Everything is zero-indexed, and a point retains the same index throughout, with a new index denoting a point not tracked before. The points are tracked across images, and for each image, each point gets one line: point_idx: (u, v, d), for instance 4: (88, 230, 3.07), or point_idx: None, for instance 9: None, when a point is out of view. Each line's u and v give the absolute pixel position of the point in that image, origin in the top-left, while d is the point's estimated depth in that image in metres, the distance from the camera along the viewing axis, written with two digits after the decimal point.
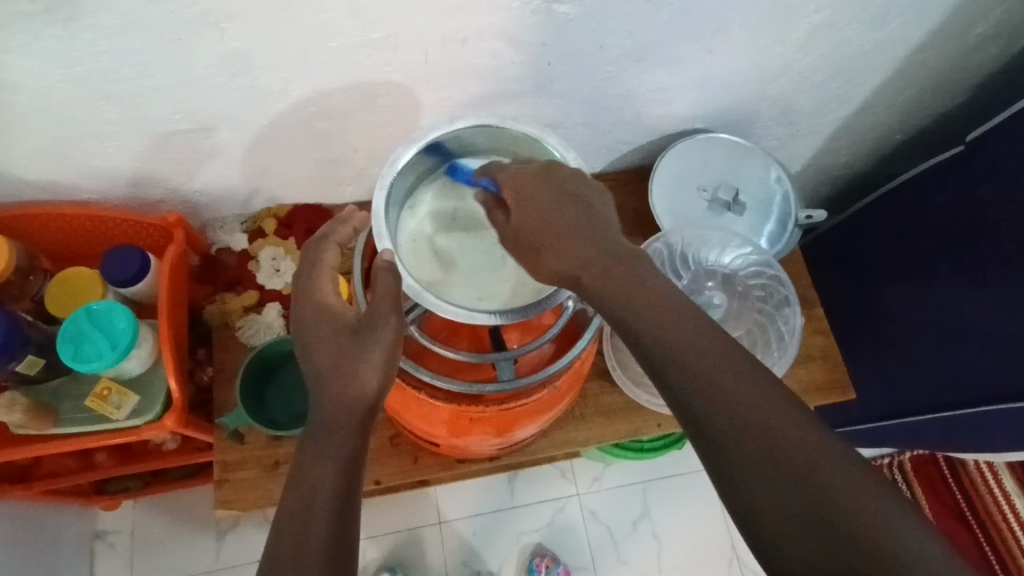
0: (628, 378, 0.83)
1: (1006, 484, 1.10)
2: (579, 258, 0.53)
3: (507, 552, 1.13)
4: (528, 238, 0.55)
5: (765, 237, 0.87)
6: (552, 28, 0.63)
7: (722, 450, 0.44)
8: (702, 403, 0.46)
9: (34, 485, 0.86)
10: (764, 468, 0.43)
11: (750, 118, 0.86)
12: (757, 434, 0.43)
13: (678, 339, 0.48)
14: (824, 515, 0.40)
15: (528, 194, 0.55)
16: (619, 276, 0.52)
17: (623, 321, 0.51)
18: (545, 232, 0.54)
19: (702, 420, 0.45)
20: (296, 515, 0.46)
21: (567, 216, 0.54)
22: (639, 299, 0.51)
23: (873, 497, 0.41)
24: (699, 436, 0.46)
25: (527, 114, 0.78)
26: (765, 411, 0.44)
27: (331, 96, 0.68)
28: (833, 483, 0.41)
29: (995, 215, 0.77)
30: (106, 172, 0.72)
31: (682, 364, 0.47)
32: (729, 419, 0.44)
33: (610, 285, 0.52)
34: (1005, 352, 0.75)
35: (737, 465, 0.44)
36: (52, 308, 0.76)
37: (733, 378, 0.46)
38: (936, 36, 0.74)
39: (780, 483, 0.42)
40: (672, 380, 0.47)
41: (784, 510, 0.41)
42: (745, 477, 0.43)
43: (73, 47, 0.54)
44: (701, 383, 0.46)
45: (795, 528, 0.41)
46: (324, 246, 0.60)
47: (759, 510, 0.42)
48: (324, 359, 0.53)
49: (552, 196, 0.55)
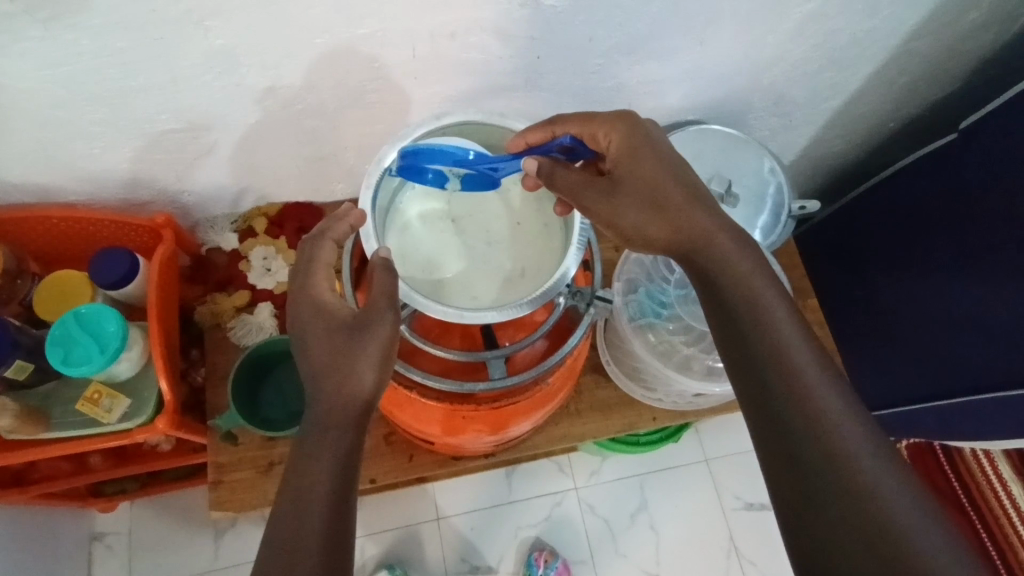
0: (621, 371, 0.83)
1: (1003, 471, 1.10)
2: (701, 227, 0.53)
3: (505, 546, 1.14)
4: (639, 190, 0.55)
5: (759, 229, 0.86)
6: (540, 21, 0.62)
7: (792, 443, 0.46)
8: (783, 394, 0.47)
9: (28, 490, 0.85)
10: (826, 469, 0.45)
11: (742, 109, 0.85)
12: (830, 437, 0.45)
13: (777, 331, 0.49)
14: (871, 526, 0.43)
15: (645, 145, 0.56)
16: (735, 256, 0.53)
17: (722, 302, 0.52)
18: (659, 196, 0.54)
19: (777, 409, 0.47)
20: (290, 518, 0.46)
21: (685, 179, 0.55)
22: (757, 288, 0.51)
23: (919, 521, 0.43)
24: (769, 424, 0.48)
25: (517, 109, 0.77)
26: (842, 419, 0.46)
27: (319, 94, 0.67)
28: (885, 500, 0.43)
29: (990, 204, 0.77)
30: (93, 173, 0.72)
31: (775, 354, 0.48)
32: (806, 415, 0.46)
33: (729, 265, 0.52)
34: (1000, 340, 0.75)
35: (800, 459, 0.46)
36: (42, 311, 0.76)
37: (818, 381, 0.47)
38: (929, 24, 0.73)
39: (837, 487, 0.44)
40: (757, 365, 0.49)
41: (835, 512, 0.44)
42: (805, 472, 0.45)
43: (54, 47, 0.53)
44: (790, 376, 0.48)
45: (840, 529, 0.43)
46: (319, 241, 0.55)
47: (809, 506, 0.45)
48: (319, 354, 0.51)
49: (664, 154, 0.56)
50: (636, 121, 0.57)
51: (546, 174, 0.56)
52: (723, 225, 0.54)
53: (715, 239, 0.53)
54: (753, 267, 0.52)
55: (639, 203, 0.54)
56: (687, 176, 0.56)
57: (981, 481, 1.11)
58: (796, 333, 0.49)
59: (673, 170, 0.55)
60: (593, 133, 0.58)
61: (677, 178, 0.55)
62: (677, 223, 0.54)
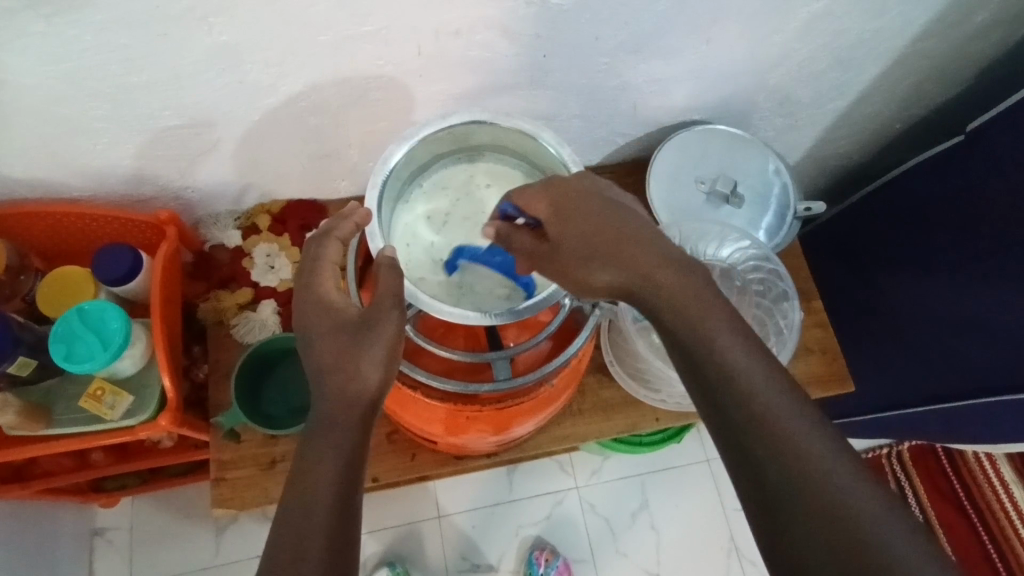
0: (626, 373, 0.82)
1: (1005, 473, 1.10)
2: (642, 261, 0.51)
3: (506, 544, 1.14)
4: (580, 246, 0.53)
5: (764, 230, 0.86)
6: (546, 19, 0.61)
7: (756, 466, 0.43)
8: (741, 415, 0.45)
9: (30, 484, 0.85)
10: (795, 488, 0.42)
11: (747, 108, 0.85)
12: (795, 454, 0.43)
13: (725, 349, 0.47)
14: (848, 545, 0.40)
15: (576, 200, 0.54)
16: (676, 279, 0.50)
17: (668, 325, 0.49)
18: (606, 242, 0.52)
19: (738, 431, 0.44)
20: (295, 516, 0.45)
21: (621, 220, 0.53)
22: (704, 311, 0.49)
23: (894, 527, 0.40)
24: (731, 448, 0.45)
25: (523, 107, 0.76)
26: (806, 433, 0.43)
27: (323, 91, 0.67)
28: (857, 512, 0.41)
29: (995, 207, 0.76)
30: (96, 170, 0.72)
31: (727, 373, 0.46)
32: (764, 429, 0.44)
33: (669, 289, 0.50)
34: (1004, 343, 0.75)
35: (768, 481, 0.43)
36: (44, 308, 0.76)
37: (774, 396, 0.45)
38: (936, 25, 0.73)
39: (809, 506, 0.41)
40: (710, 383, 0.46)
41: (810, 535, 0.41)
42: (773, 495, 0.42)
43: (57, 42, 0.53)
44: (744, 393, 0.45)
45: (818, 555, 0.40)
46: (325, 241, 0.56)
47: (779, 523, 0.42)
48: (324, 354, 0.51)
49: (597, 201, 0.54)
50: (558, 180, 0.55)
51: (501, 238, 0.57)
52: (659, 252, 0.52)
53: (651, 269, 0.51)
54: (691, 286, 0.50)
55: (591, 252, 0.52)
56: (623, 214, 0.54)
57: (981, 481, 1.11)
58: (742, 344, 0.47)
59: (611, 217, 0.53)
60: (530, 198, 0.55)
61: (615, 223, 0.53)
62: (628, 264, 0.51)
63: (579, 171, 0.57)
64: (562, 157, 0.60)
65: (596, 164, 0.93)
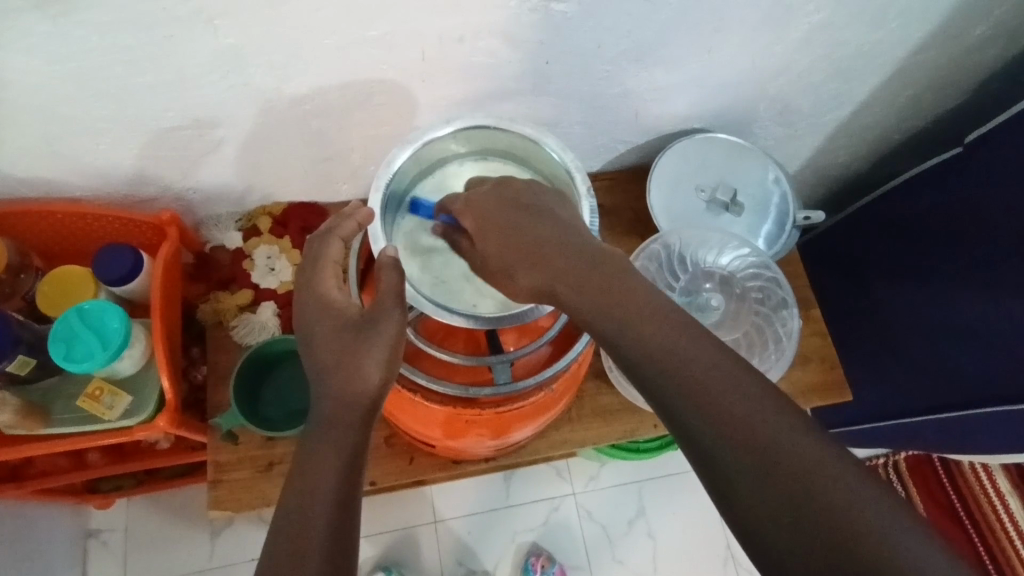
0: (624, 380, 0.82)
1: (1000, 484, 1.10)
2: (562, 259, 0.53)
3: (502, 551, 1.13)
4: (497, 253, 0.56)
5: (763, 238, 0.87)
6: (550, 27, 0.62)
7: (722, 469, 0.42)
8: (689, 409, 0.44)
9: (25, 485, 0.85)
10: (766, 483, 0.40)
11: (748, 118, 0.86)
12: (757, 447, 0.41)
13: (662, 349, 0.46)
14: (826, 530, 0.38)
15: (494, 210, 0.57)
16: (597, 276, 0.51)
17: (601, 328, 0.50)
18: (516, 249, 0.55)
19: (699, 438, 0.43)
20: (293, 514, 0.45)
21: (539, 223, 0.55)
22: (631, 308, 0.49)
23: (867, 496, 0.39)
24: (696, 458, 0.44)
25: (525, 114, 0.77)
26: (752, 412, 0.42)
27: (327, 94, 0.67)
28: (830, 490, 0.39)
29: (994, 218, 0.77)
30: (99, 170, 0.72)
31: (668, 368, 0.45)
32: (710, 419, 0.43)
33: (590, 285, 0.51)
34: (1002, 353, 0.75)
35: (737, 482, 0.41)
36: (44, 307, 0.76)
37: (717, 384, 0.44)
38: (936, 37, 0.74)
39: (781, 498, 0.39)
40: (655, 384, 0.46)
41: (788, 527, 0.39)
42: (745, 495, 0.41)
43: (64, 42, 0.53)
44: (686, 387, 0.44)
45: (791, 539, 0.38)
46: (328, 241, 0.57)
47: (747, 511, 0.40)
48: (327, 353, 0.52)
49: (511, 207, 0.57)
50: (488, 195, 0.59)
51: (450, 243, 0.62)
52: (569, 252, 0.53)
53: (566, 266, 0.52)
54: (623, 291, 0.50)
55: (502, 252, 0.55)
56: (537, 221, 0.55)
57: (978, 493, 1.11)
58: (674, 336, 0.47)
59: (517, 222, 0.56)
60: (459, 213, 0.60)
61: (525, 228, 0.55)
62: (545, 265, 0.53)
63: (498, 181, 0.60)
64: (566, 163, 0.61)
65: (596, 172, 0.93)
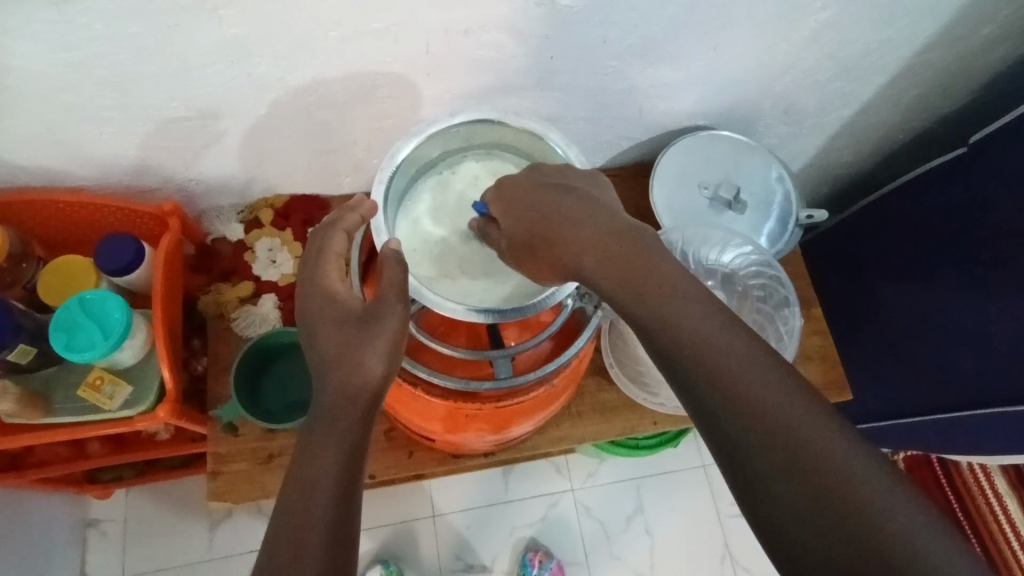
0: (625, 376, 0.82)
1: (998, 485, 1.11)
2: (586, 241, 0.53)
3: (499, 545, 1.14)
4: (523, 234, 0.56)
5: (765, 236, 0.86)
6: (555, 21, 0.62)
7: (746, 460, 0.42)
8: (714, 398, 0.44)
9: (25, 473, 0.85)
10: (788, 476, 0.40)
11: (752, 115, 0.85)
12: (782, 440, 0.41)
13: (690, 335, 0.46)
14: (846, 527, 0.38)
15: (518, 194, 0.57)
16: (624, 260, 0.51)
17: (629, 314, 0.49)
18: (542, 233, 0.55)
19: (723, 426, 0.43)
20: (296, 507, 0.45)
21: (566, 207, 0.54)
22: (661, 294, 0.48)
23: (891, 497, 0.38)
24: (719, 445, 0.44)
25: (528, 109, 0.77)
26: (781, 404, 0.42)
27: (331, 86, 0.67)
28: (854, 487, 0.39)
29: (997, 219, 0.77)
30: (103, 159, 0.72)
31: (696, 355, 0.45)
32: (738, 410, 0.43)
33: (614, 270, 0.51)
34: (1004, 355, 0.75)
35: (758, 474, 0.41)
36: (45, 296, 0.76)
37: (746, 372, 0.43)
38: (943, 37, 0.73)
39: (804, 494, 0.40)
40: (682, 370, 0.45)
41: (808, 521, 0.39)
42: (767, 487, 0.41)
43: (68, 30, 0.53)
44: (713, 375, 0.44)
45: (810, 533, 0.39)
46: (331, 233, 0.57)
47: (768, 503, 0.41)
48: (329, 346, 0.52)
49: (541, 191, 0.56)
50: (518, 180, 0.58)
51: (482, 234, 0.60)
52: (597, 237, 0.53)
53: (592, 248, 0.52)
54: (649, 274, 0.49)
55: (528, 232, 0.55)
56: (559, 198, 0.55)
57: (976, 492, 1.12)
58: (704, 320, 0.46)
59: (544, 205, 0.55)
60: (488, 201, 0.59)
61: (551, 210, 0.55)
62: (570, 246, 0.53)
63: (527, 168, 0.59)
64: (570, 158, 0.61)
65: (599, 167, 0.93)
